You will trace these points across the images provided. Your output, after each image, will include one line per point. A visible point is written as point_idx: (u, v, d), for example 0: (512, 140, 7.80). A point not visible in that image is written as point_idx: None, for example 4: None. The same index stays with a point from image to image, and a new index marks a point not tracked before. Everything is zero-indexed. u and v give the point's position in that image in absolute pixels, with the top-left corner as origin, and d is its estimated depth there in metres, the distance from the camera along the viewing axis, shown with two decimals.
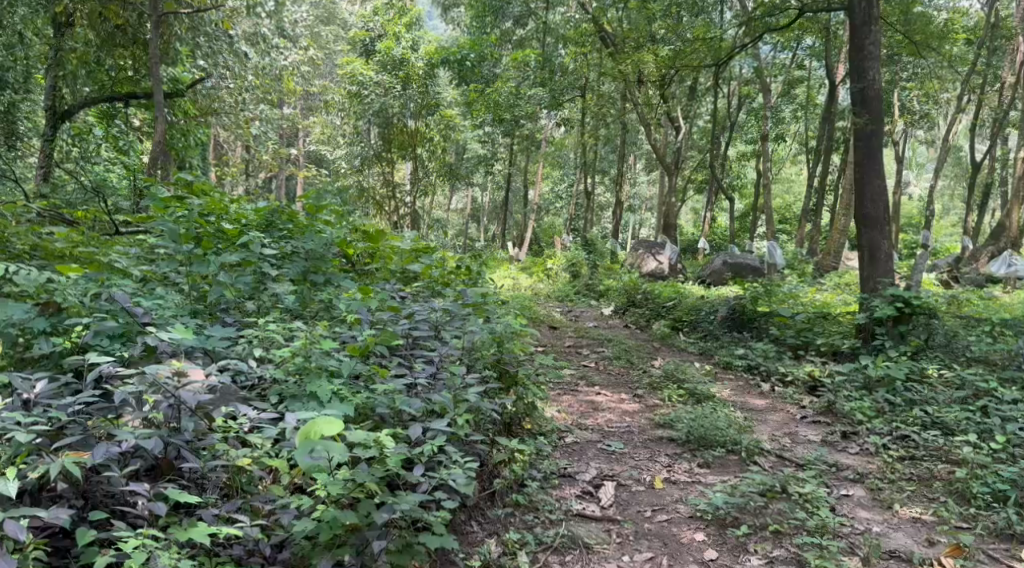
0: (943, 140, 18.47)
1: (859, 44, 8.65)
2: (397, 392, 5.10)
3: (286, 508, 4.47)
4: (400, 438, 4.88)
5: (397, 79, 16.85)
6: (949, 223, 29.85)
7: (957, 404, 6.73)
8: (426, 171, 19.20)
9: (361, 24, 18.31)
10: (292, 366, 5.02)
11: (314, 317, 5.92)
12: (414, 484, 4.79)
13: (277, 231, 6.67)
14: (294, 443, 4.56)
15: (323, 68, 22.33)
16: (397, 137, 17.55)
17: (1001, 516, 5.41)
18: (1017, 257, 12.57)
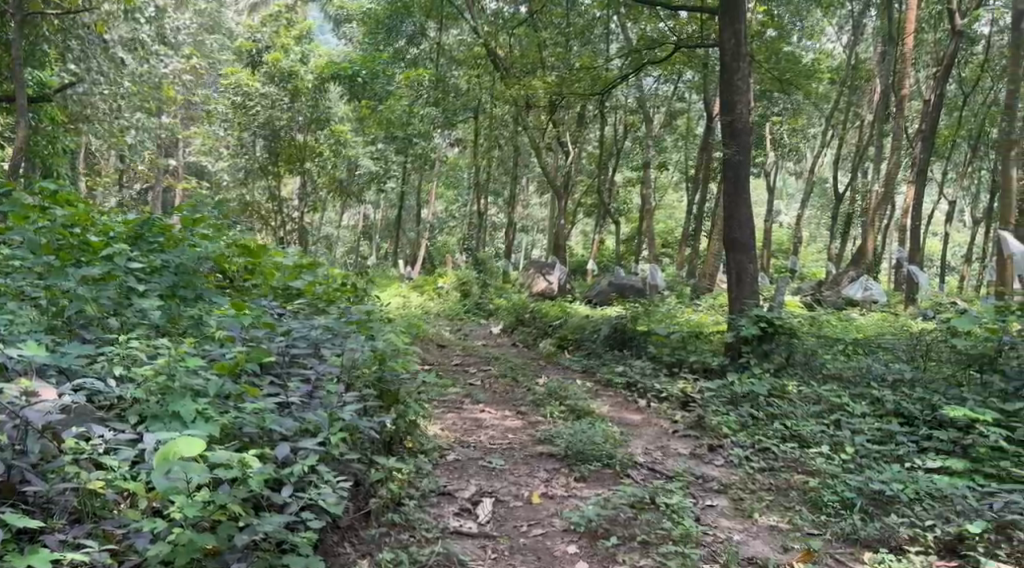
0: (810, 172, 19.59)
1: (729, 79, 9.16)
2: (267, 411, 5.15)
3: (139, 532, 4.37)
4: (268, 458, 4.89)
5: (285, 91, 16.71)
6: (816, 250, 31.66)
7: (813, 417, 7.17)
8: (315, 186, 18.98)
9: (248, 35, 18.08)
10: (155, 385, 4.99)
11: (182, 334, 5.87)
12: (281, 505, 4.80)
13: (147, 243, 6.72)
14: (151, 464, 4.56)
15: (208, 78, 21.87)
16: (286, 150, 17.33)
17: (848, 521, 5.64)
18: (872, 282, 13.52)
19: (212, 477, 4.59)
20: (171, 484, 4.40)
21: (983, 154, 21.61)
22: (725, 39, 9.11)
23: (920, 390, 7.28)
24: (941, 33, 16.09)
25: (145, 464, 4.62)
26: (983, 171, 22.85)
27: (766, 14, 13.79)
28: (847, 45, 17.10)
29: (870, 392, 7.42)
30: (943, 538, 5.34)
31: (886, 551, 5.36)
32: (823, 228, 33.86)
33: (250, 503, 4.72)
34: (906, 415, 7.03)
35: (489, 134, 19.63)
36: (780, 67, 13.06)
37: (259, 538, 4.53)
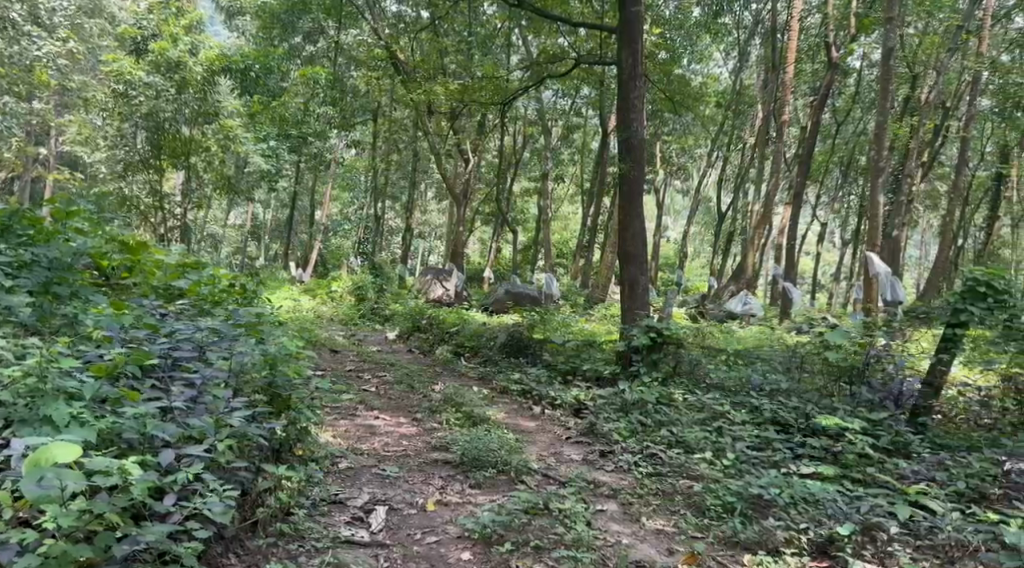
0: (697, 190, 20.32)
1: (626, 97, 9.48)
2: (149, 416, 5.02)
3: (6, 545, 4.21)
4: (149, 466, 4.80)
5: (172, 82, 15.86)
6: (700, 264, 32.86)
7: (697, 424, 7.51)
8: (200, 182, 18.34)
9: (132, 21, 17.17)
10: (24, 388, 4.85)
11: (54, 334, 5.70)
12: (162, 515, 4.73)
13: (15, 236, 6.40)
14: (19, 472, 4.43)
15: (86, 63, 20.78)
16: (169, 143, 16.61)
17: (729, 525, 5.95)
18: (752, 297, 14.14)
19: (89, 485, 4.51)
20: (43, 493, 4.24)
21: (854, 180, 23.01)
22: (623, 58, 9.43)
23: (795, 399, 7.73)
24: (819, 63, 17.09)
25: (11, 471, 4.49)
26: (853, 196, 24.31)
27: (659, 36, 14.33)
28: (733, 71, 17.92)
29: (749, 400, 7.84)
30: (816, 540, 5.70)
31: (764, 552, 5.67)
32: (707, 244, 35.18)
33: (130, 512, 4.62)
34: (782, 423, 7.47)
35: (387, 137, 19.54)
36: (672, 89, 13.62)
37: (140, 550, 4.49)
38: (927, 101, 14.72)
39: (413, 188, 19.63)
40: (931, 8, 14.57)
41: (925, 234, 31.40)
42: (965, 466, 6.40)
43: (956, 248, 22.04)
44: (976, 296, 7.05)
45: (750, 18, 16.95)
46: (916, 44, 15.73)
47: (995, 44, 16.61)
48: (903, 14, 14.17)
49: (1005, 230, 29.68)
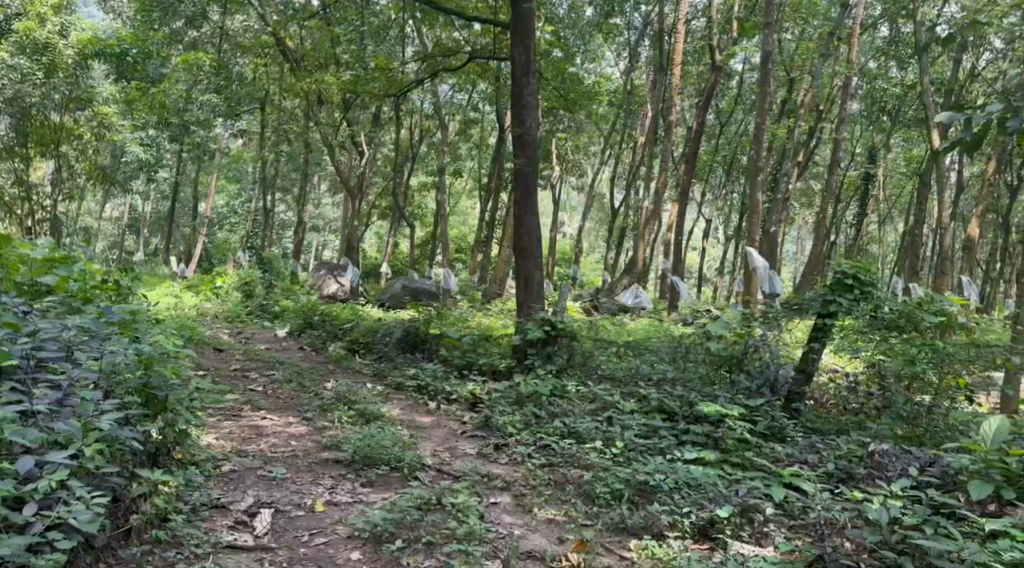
0: (591, 187, 20.64)
1: (519, 93, 9.48)
2: (8, 420, 4.75)
3: None
4: (8, 473, 4.57)
5: (39, 65, 14.92)
6: (593, 259, 33.39)
7: (589, 415, 7.64)
8: (72, 171, 17.40)
9: None
10: None
11: None
12: (23, 526, 4.51)
13: None
14: None
15: None
16: (37, 131, 15.70)
17: (616, 512, 6.06)
18: (643, 290, 14.42)
19: None
20: None
21: (739, 179, 23.86)
22: (517, 54, 9.43)
23: (680, 388, 7.95)
24: (704, 66, 17.69)
25: None
26: (737, 193, 25.19)
27: (553, 34, 14.50)
28: (624, 71, 18.26)
29: (638, 391, 8.03)
30: (697, 523, 5.87)
31: (649, 537, 5.80)
32: (601, 239, 35.79)
33: None
34: (668, 412, 7.65)
35: (277, 129, 19.09)
36: (566, 87, 13.80)
37: None
38: (803, 104, 15.40)
39: (305, 181, 19.20)
40: (807, 14, 15.23)
41: (804, 231, 32.92)
42: (834, 449, 6.72)
43: (831, 244, 23.16)
44: (844, 287, 7.39)
45: (640, 20, 17.49)
46: (794, 49, 16.43)
47: (866, 50, 17.54)
48: (781, 20, 14.78)
49: (875, 228, 31.39)
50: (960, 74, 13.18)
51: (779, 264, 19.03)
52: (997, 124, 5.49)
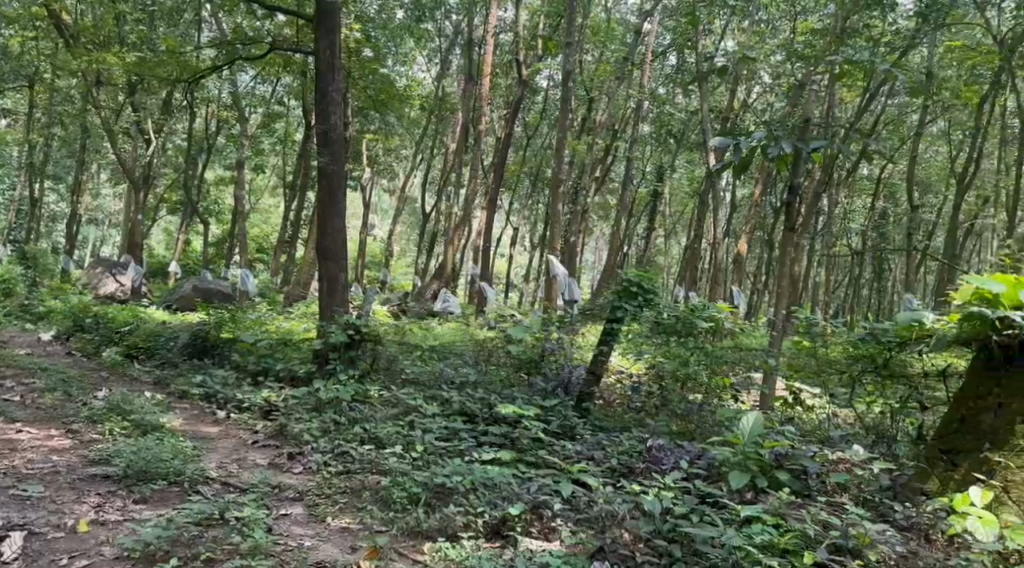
0: (400, 190, 20.53)
1: (324, 89, 9.20)
2: None
3: None
4: None
5: None
6: (403, 263, 33.27)
7: (390, 420, 7.51)
8: None
9: None
10: None
11: None
12: None
13: None
14: None
15: None
16: None
17: (412, 516, 5.97)
18: (452, 296, 14.45)
19: None
20: None
21: (543, 188, 24.54)
22: (321, 49, 9.14)
23: (482, 391, 8.01)
24: (512, 79, 18.14)
25: None
26: (539, 203, 25.91)
27: (362, 32, 14.28)
28: (435, 77, 18.31)
29: (441, 394, 8.00)
30: (490, 522, 5.90)
31: (443, 539, 5.76)
32: (411, 243, 35.76)
33: None
34: (470, 414, 7.67)
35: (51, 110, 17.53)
36: (375, 87, 13.63)
37: None
38: (599, 122, 16.09)
39: (83, 168, 17.77)
40: (605, 37, 15.95)
41: (604, 240, 34.47)
42: (619, 445, 7.00)
43: (626, 253, 24.34)
44: (628, 295, 7.94)
45: (450, 28, 17.71)
46: (593, 68, 17.18)
47: (658, 75, 18.60)
48: (581, 41, 15.34)
49: (662, 240, 33.39)
50: (735, 104, 14.28)
51: (577, 271, 19.74)
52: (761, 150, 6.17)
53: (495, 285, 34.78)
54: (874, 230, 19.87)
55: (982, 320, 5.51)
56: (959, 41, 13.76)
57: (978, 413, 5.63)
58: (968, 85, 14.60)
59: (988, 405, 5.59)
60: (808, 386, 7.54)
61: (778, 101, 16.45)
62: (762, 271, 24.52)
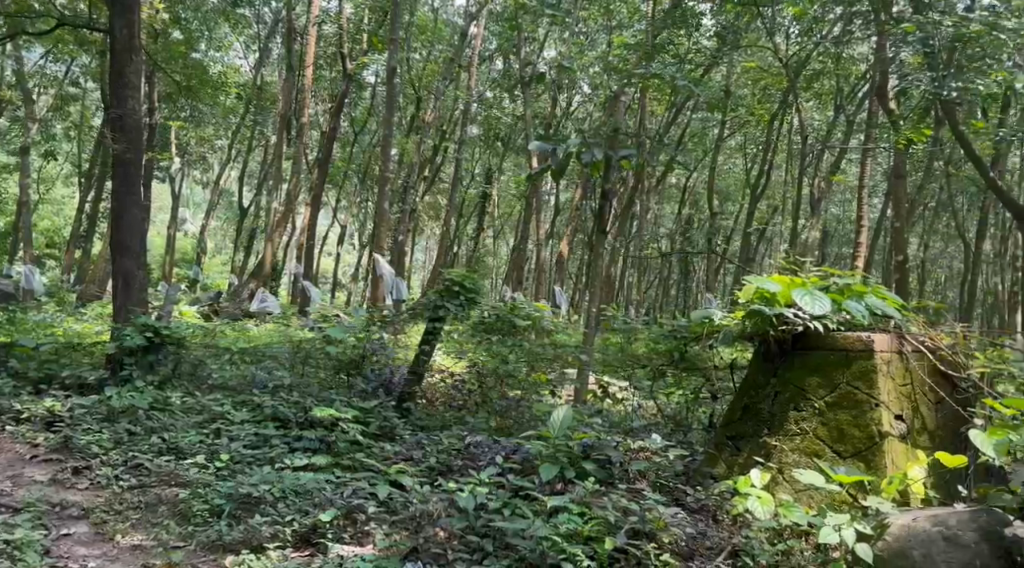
0: (214, 183, 19.59)
1: (119, 70, 8.54)
2: None
3: None
4: None
5: None
6: (217, 261, 31.80)
7: (193, 428, 7.09)
8: None
9: None
10: None
11: None
12: None
13: None
14: None
15: None
16: None
17: (213, 529, 5.63)
18: (269, 295, 13.82)
19: None
20: None
21: (368, 187, 24.14)
22: (116, 26, 8.48)
23: (296, 394, 7.69)
24: (335, 72, 17.73)
25: None
26: (366, 202, 25.48)
27: (171, 14, 13.47)
28: (253, 66, 17.60)
29: (251, 399, 7.64)
30: (299, 530, 5.64)
31: (248, 551, 5.45)
32: (227, 239, 34.29)
33: None
34: (282, 419, 7.30)
35: None
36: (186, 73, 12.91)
37: None
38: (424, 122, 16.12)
39: None
40: (431, 36, 15.89)
41: (430, 239, 34.45)
42: (438, 444, 6.92)
43: (453, 253, 24.39)
44: (450, 293, 7.91)
45: (269, 15, 17.07)
46: (421, 67, 17.12)
47: (484, 78, 18.79)
48: (406, 38, 15.22)
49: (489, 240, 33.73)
50: (555, 110, 14.67)
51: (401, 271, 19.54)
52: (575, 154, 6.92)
53: (318, 284, 33.94)
54: (685, 234, 20.96)
55: (760, 317, 5.86)
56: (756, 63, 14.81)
57: (758, 402, 6.07)
58: (763, 102, 15.74)
59: (767, 394, 6.03)
60: (615, 379, 7.85)
61: (596, 111, 16.95)
62: (582, 271, 25.30)
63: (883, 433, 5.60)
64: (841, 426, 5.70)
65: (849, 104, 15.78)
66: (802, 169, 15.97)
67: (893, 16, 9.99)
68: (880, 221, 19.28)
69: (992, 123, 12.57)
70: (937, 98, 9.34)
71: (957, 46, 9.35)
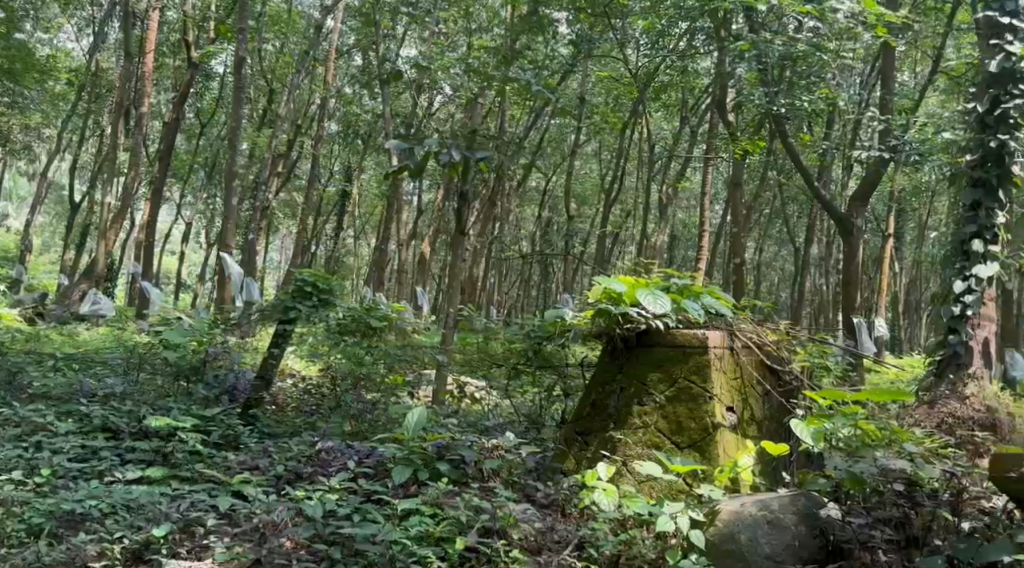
0: (43, 176, 18.26)
1: None
2: None
3: None
4: None
5: None
6: (46, 259, 29.66)
7: (8, 441, 6.50)
8: None
9: None
10: None
11: None
12: None
13: None
14: None
15: None
16: None
17: (31, 550, 5.07)
18: (102, 296, 13.23)
19: None
20: None
21: (218, 183, 23.20)
22: None
23: (129, 403, 7.22)
24: (180, 61, 16.92)
25: None
26: (214, 197, 24.46)
27: None
28: (88, 50, 16.53)
29: (77, 409, 7.11)
30: (130, 547, 5.22)
31: None
32: (58, 235, 32.12)
33: None
34: (113, 430, 6.87)
35: None
36: None
37: None
38: (277, 117, 14.90)
39: None
40: (285, 29, 15.43)
41: (283, 239, 33.55)
42: (287, 451, 6.57)
43: (310, 253, 23.78)
44: (303, 294, 7.62)
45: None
46: (275, 61, 16.65)
47: (342, 75, 18.49)
48: (258, 30, 14.73)
49: (346, 240, 33.15)
50: (415, 111, 14.64)
51: (252, 271, 18.85)
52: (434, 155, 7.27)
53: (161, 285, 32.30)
54: (542, 236, 21.29)
55: (608, 315, 6.10)
56: (609, 72, 15.39)
57: (605, 398, 6.20)
58: (615, 110, 16.25)
59: (613, 390, 6.17)
60: (473, 379, 7.82)
61: (456, 113, 16.93)
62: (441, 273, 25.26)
63: (716, 425, 5.81)
64: (680, 419, 5.88)
65: (694, 113, 16.51)
66: (652, 175, 16.65)
67: (732, 34, 10.98)
68: (721, 225, 20.38)
69: (820, 136, 13.57)
70: (768, 110, 10.77)
71: (788, 65, 10.71)
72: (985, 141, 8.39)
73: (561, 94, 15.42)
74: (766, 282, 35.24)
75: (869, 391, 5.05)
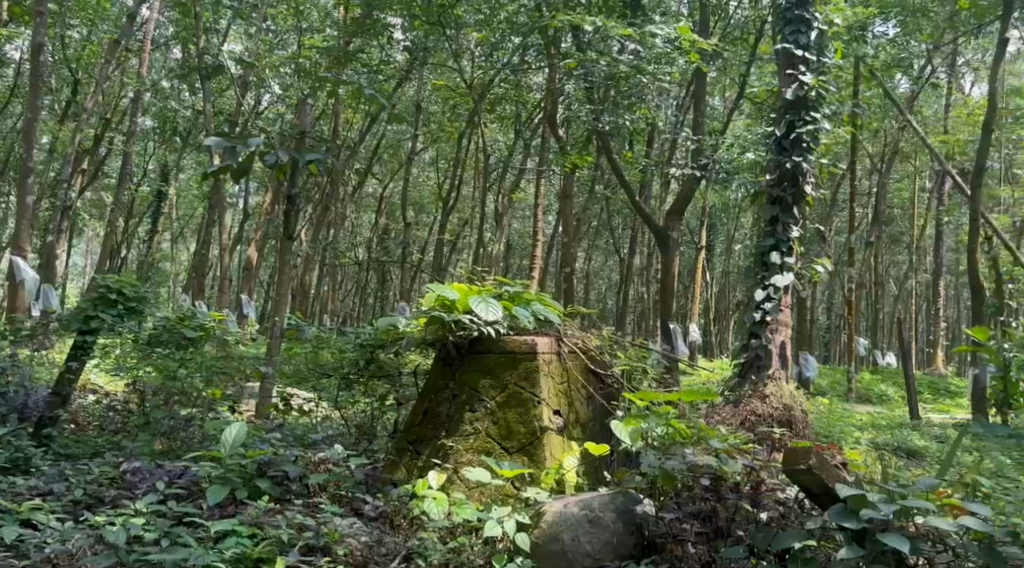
0: None
1: None
2: None
3: None
4: None
5: None
6: None
7: None
8: None
9: None
10: None
11: None
12: None
13: None
14: None
15: None
16: None
17: None
18: None
19: None
20: None
21: (17, 179, 21.24)
22: None
23: None
24: None
25: None
26: (14, 195, 22.39)
27: None
28: None
29: None
30: None
31: None
32: None
33: None
34: None
35: None
36: None
37: None
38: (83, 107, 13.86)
39: None
40: (94, 17, 14.34)
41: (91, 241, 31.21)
42: (85, 474, 5.98)
43: (123, 258, 22.21)
44: (106, 303, 7.01)
45: None
46: (84, 51, 15.47)
47: (158, 70, 17.40)
48: (62, 15, 13.60)
49: (164, 244, 31.28)
50: (240, 109, 14.05)
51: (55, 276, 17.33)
52: (257, 155, 6.89)
53: None
54: (375, 243, 20.92)
55: (440, 322, 6.01)
56: (444, 80, 15.37)
57: (437, 405, 6.06)
58: (451, 120, 16.22)
59: (445, 397, 6.05)
60: (301, 392, 7.51)
61: (285, 114, 16.33)
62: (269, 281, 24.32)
63: (544, 428, 5.79)
64: (509, 424, 5.81)
65: (528, 125, 16.73)
66: (486, 184, 16.80)
67: (560, 51, 11.32)
68: (552, 236, 20.79)
69: (644, 150, 14.09)
70: (593, 127, 11.33)
71: (613, 85, 11.01)
72: (783, 162, 8.93)
73: (394, 100, 15.27)
74: (595, 289, 36.35)
75: (681, 391, 5.18)
